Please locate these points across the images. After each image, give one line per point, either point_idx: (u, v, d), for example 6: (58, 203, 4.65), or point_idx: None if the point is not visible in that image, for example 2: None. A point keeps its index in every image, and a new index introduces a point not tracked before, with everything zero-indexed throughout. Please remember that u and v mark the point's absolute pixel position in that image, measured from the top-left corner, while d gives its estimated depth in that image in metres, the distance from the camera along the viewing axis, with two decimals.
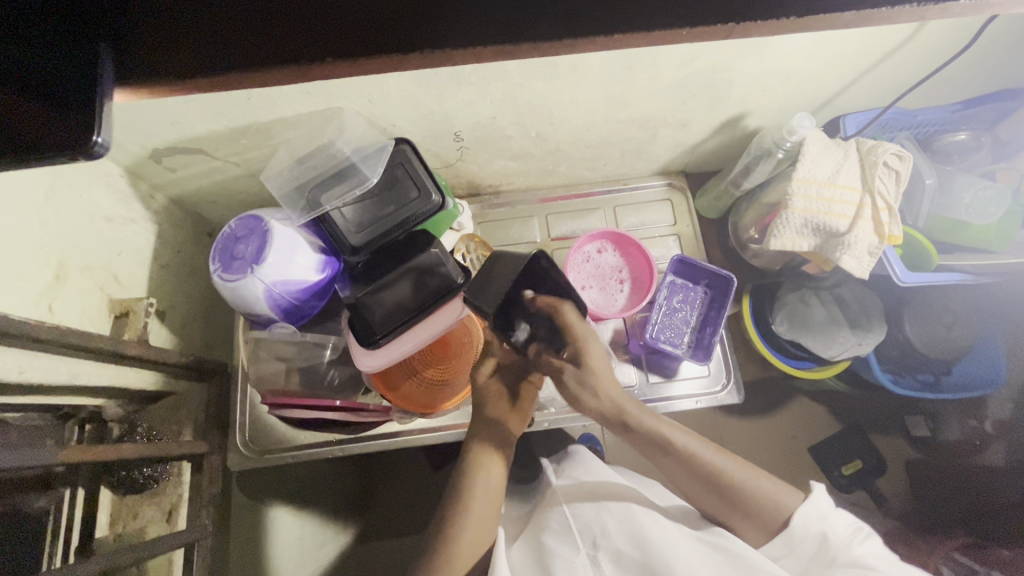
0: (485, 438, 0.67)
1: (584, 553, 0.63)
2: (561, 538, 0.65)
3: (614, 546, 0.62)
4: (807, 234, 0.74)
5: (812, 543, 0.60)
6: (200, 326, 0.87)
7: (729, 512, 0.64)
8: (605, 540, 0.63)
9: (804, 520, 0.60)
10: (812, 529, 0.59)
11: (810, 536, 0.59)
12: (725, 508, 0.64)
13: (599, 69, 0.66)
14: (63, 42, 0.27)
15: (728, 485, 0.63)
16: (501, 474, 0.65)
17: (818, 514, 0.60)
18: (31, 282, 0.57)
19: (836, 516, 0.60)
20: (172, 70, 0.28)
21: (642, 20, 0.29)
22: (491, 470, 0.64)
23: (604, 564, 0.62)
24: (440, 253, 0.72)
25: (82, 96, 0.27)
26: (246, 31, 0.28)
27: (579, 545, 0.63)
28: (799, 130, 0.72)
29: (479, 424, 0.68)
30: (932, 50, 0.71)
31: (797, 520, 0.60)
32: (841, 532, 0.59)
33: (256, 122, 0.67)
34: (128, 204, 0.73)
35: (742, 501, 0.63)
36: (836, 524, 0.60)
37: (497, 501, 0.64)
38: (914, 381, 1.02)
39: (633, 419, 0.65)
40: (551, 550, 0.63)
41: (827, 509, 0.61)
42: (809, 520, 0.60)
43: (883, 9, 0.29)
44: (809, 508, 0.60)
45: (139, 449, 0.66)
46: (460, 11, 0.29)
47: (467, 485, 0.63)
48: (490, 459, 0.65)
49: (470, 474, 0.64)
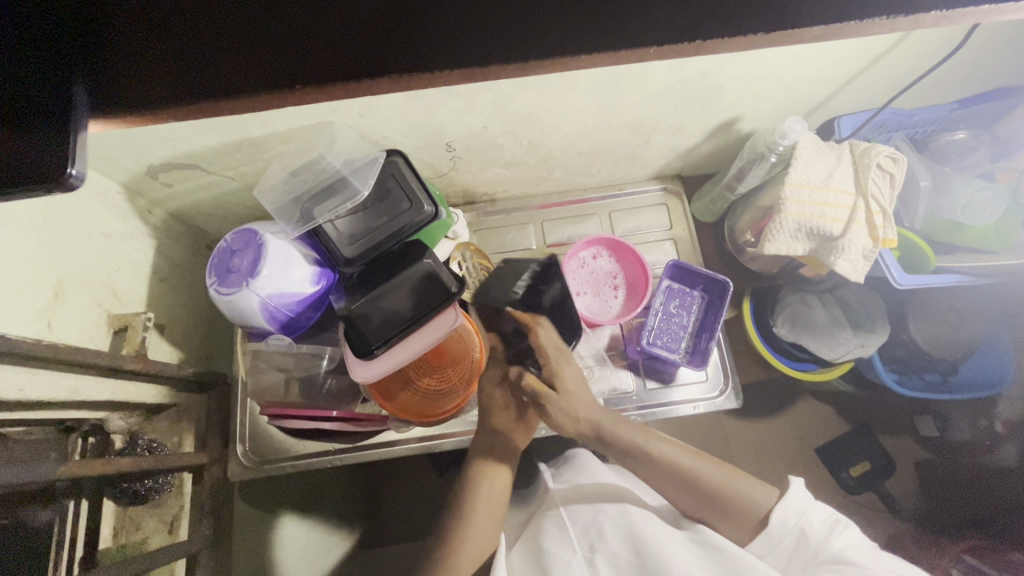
0: (484, 456, 0.71)
1: (582, 555, 0.62)
2: (559, 539, 0.64)
3: (611, 547, 0.62)
4: (801, 238, 0.73)
5: (792, 539, 0.60)
6: (201, 338, 0.88)
7: (706, 509, 0.64)
8: (601, 543, 0.63)
9: (782, 519, 0.60)
10: (790, 525, 0.60)
11: (789, 532, 0.60)
12: (714, 510, 0.64)
13: (587, 80, 0.67)
14: (39, 74, 0.28)
15: (704, 485, 0.64)
16: (503, 488, 0.70)
17: (796, 510, 0.60)
18: (29, 300, 0.58)
19: (813, 510, 0.60)
20: (142, 101, 0.29)
21: (606, 38, 0.30)
22: (480, 483, 0.64)
23: (600, 564, 0.61)
24: (433, 263, 0.72)
25: (56, 128, 0.28)
26: (215, 60, 0.28)
27: (577, 547, 0.63)
28: (791, 133, 0.72)
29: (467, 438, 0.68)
30: (924, 51, 0.71)
31: (775, 518, 0.60)
32: (819, 527, 0.59)
33: (249, 137, 0.68)
34: (126, 219, 0.74)
35: (718, 499, 0.63)
36: (814, 518, 0.60)
37: (486, 512, 0.64)
38: (923, 381, 1.00)
39: (610, 431, 0.68)
40: (549, 550, 0.63)
41: (805, 503, 0.61)
42: (787, 517, 0.60)
43: (849, 22, 0.29)
44: (786, 505, 0.60)
45: (139, 462, 0.66)
46: (431, 34, 0.29)
47: (469, 499, 0.68)
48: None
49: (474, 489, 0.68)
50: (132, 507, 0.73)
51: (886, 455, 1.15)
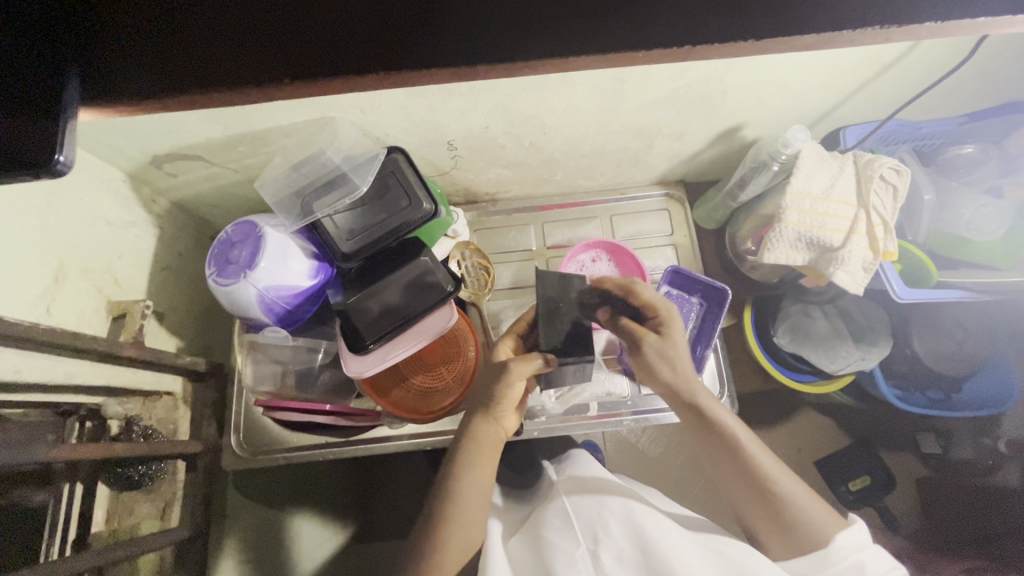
0: (482, 436, 0.66)
1: (585, 547, 0.62)
2: (562, 531, 0.64)
3: (615, 542, 0.62)
4: (802, 248, 0.72)
5: (850, 572, 0.56)
6: (200, 328, 0.89)
7: (766, 523, 0.61)
8: (606, 537, 0.62)
9: (842, 548, 0.57)
10: (850, 557, 0.56)
11: (847, 565, 0.56)
12: (772, 528, 0.61)
13: (589, 82, 0.66)
14: (33, 61, 0.28)
15: (771, 492, 0.61)
16: (491, 475, 0.65)
17: (857, 544, 0.57)
18: (30, 284, 0.59)
19: (873, 553, 0.57)
20: (133, 91, 0.29)
21: (599, 41, 0.30)
22: (482, 471, 0.64)
23: (605, 558, 0.60)
24: (431, 261, 0.73)
25: (48, 116, 0.28)
26: (211, 55, 0.29)
27: (580, 539, 0.62)
28: (794, 142, 0.71)
29: (477, 424, 0.67)
30: (931, 64, 0.70)
31: (835, 544, 0.57)
32: (879, 566, 0.56)
33: (252, 130, 0.69)
34: (129, 208, 0.75)
35: (775, 510, 0.60)
36: (874, 559, 0.57)
37: (486, 499, 0.64)
38: (924, 398, 0.99)
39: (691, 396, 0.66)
40: (553, 542, 0.63)
41: (864, 543, 0.58)
42: (847, 548, 0.57)
43: (842, 30, 0.30)
44: (848, 535, 0.58)
45: (134, 448, 0.67)
46: (422, 33, 0.29)
47: (454, 484, 0.63)
48: (480, 458, 0.65)
49: (463, 467, 0.63)
50: (126, 492, 0.73)
51: (886, 472, 1.13)
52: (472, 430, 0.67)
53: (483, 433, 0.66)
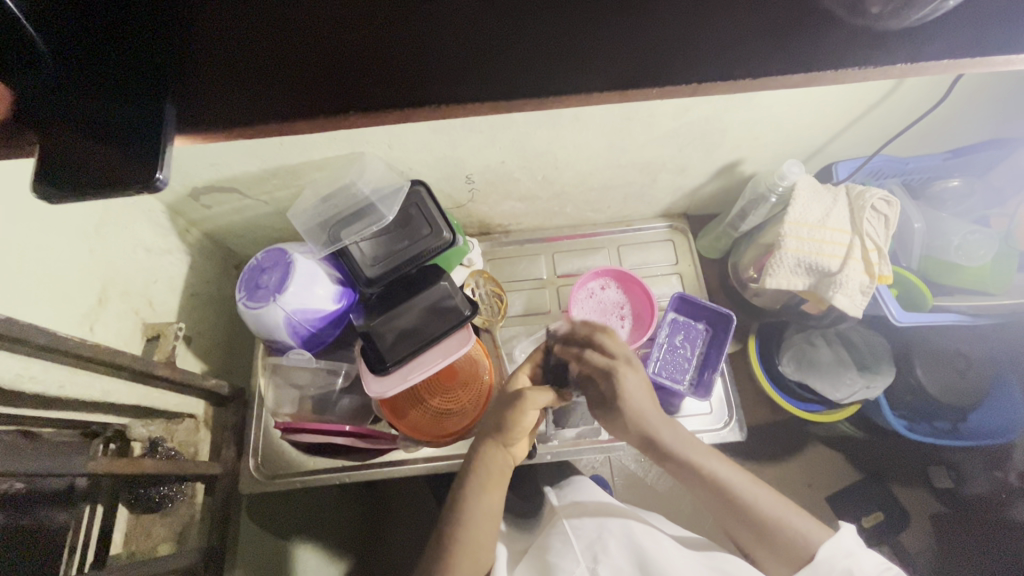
0: (490, 463, 0.67)
1: (584, 566, 0.64)
2: (563, 553, 0.66)
3: (615, 561, 0.64)
4: (801, 273, 0.77)
5: None
6: (223, 353, 0.92)
7: (757, 542, 0.63)
8: (606, 555, 0.65)
9: (829, 556, 0.58)
10: (839, 565, 0.57)
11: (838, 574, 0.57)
12: (762, 547, 0.63)
13: (599, 120, 0.72)
14: (137, 97, 0.33)
15: (754, 511, 0.63)
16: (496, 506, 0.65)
17: (844, 551, 0.58)
18: (78, 304, 0.63)
19: (865, 556, 0.58)
20: (219, 122, 0.34)
21: (619, 78, 0.35)
22: (487, 500, 0.65)
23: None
24: (450, 286, 0.77)
25: (148, 140, 0.33)
26: (284, 95, 0.34)
27: (580, 559, 0.65)
28: (789, 175, 0.77)
29: (492, 449, 0.68)
30: (912, 103, 0.76)
31: (824, 554, 0.58)
32: (867, 570, 0.57)
33: (287, 164, 0.74)
34: (167, 237, 0.80)
35: (765, 528, 0.62)
36: (865, 562, 0.58)
37: (494, 525, 0.65)
38: (931, 427, 1.01)
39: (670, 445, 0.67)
40: (553, 563, 0.65)
41: (853, 546, 0.59)
42: (836, 557, 0.58)
43: (827, 72, 0.35)
44: (834, 543, 0.59)
45: (160, 465, 0.69)
46: (465, 73, 0.35)
47: (461, 512, 0.64)
48: (493, 487, 0.66)
49: (466, 501, 0.64)
50: (144, 515, 0.75)
51: (897, 506, 1.13)
52: (485, 458, 0.67)
53: (494, 459, 0.67)
